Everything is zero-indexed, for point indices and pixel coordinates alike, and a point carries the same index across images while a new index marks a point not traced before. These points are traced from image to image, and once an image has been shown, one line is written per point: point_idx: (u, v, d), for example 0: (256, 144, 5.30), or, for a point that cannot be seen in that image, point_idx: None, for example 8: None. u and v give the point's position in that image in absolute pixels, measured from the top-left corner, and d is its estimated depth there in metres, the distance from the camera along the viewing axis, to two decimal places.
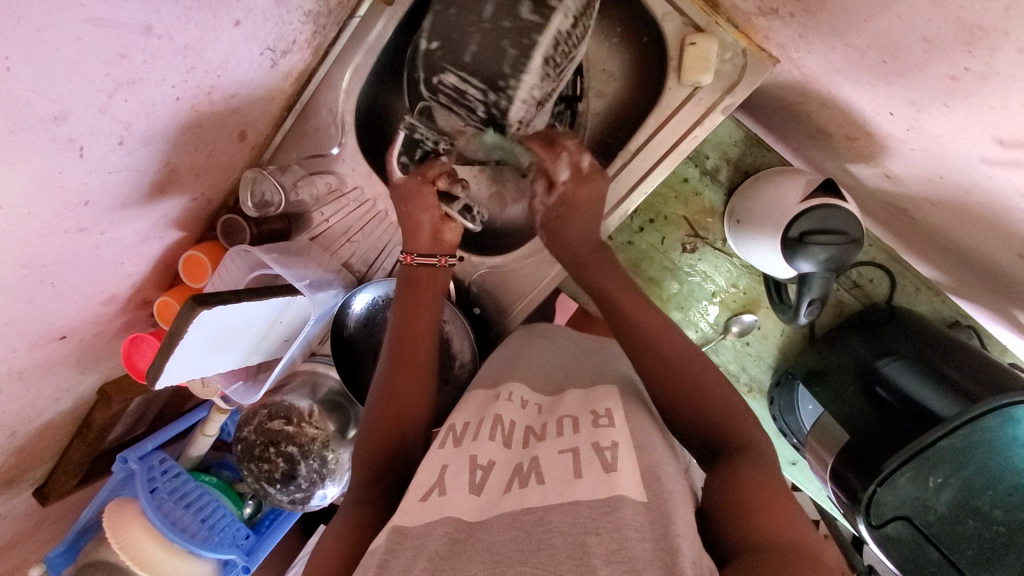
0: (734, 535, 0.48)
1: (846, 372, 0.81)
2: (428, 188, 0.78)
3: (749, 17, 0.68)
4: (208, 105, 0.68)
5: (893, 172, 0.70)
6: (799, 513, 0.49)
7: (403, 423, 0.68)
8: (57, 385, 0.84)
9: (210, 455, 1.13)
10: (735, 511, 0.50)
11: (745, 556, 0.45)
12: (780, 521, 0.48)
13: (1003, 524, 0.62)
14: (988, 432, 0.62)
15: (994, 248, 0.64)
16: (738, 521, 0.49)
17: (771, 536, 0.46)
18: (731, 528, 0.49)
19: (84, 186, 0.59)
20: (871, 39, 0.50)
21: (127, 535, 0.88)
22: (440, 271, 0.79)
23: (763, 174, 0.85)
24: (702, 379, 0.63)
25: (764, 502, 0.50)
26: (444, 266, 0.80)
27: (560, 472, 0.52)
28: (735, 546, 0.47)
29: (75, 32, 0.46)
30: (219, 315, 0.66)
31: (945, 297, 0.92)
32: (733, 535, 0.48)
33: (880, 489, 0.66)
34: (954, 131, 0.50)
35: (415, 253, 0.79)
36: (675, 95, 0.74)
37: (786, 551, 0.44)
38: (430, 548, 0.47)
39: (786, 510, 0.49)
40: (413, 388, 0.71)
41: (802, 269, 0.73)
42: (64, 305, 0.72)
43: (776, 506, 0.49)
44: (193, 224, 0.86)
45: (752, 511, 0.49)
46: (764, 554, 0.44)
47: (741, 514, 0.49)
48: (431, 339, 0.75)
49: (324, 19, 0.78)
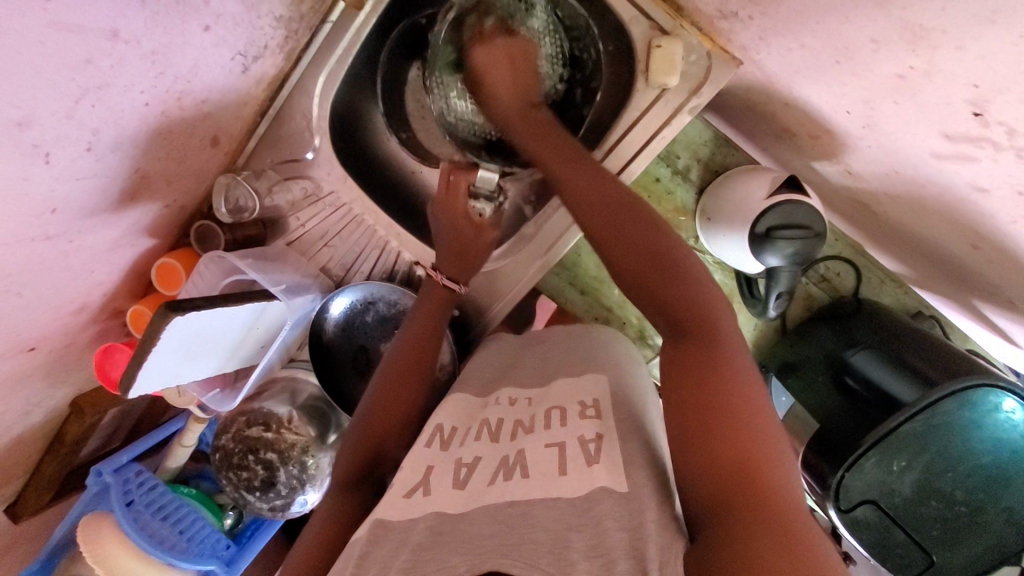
0: (697, 490, 0.47)
1: (816, 362, 0.84)
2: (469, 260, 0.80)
3: (712, 20, 0.69)
4: (178, 111, 0.68)
5: (853, 169, 0.73)
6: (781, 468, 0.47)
7: (382, 441, 0.70)
8: (28, 397, 0.82)
9: (188, 467, 1.11)
10: (701, 458, 0.48)
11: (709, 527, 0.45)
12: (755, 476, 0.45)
13: (964, 505, 0.65)
14: (948, 415, 0.64)
15: (950, 239, 0.67)
16: (709, 468, 0.47)
17: (736, 476, 0.45)
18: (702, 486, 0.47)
19: (50, 193, 0.59)
20: (825, 39, 0.51)
21: (103, 551, 0.86)
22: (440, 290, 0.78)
23: (732, 172, 0.88)
24: (675, 301, 0.56)
25: (732, 442, 0.47)
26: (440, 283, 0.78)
27: (545, 466, 0.54)
28: (705, 508, 0.46)
29: (38, 38, 0.46)
30: (192, 322, 0.65)
31: (909, 289, 0.95)
32: (696, 498, 0.47)
33: (847, 474, 0.68)
34: (906, 129, 0.53)
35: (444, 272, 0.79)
36: (644, 96, 0.76)
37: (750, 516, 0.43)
38: (414, 540, 0.48)
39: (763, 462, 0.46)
40: (402, 391, 0.72)
41: (770, 263, 0.74)
42: (35, 315, 0.71)
43: (748, 446, 0.47)
44: (166, 231, 0.85)
45: (716, 454, 0.47)
46: (730, 520, 0.43)
47: (715, 469, 0.47)
48: (424, 355, 0.74)
49: (296, 24, 0.78)
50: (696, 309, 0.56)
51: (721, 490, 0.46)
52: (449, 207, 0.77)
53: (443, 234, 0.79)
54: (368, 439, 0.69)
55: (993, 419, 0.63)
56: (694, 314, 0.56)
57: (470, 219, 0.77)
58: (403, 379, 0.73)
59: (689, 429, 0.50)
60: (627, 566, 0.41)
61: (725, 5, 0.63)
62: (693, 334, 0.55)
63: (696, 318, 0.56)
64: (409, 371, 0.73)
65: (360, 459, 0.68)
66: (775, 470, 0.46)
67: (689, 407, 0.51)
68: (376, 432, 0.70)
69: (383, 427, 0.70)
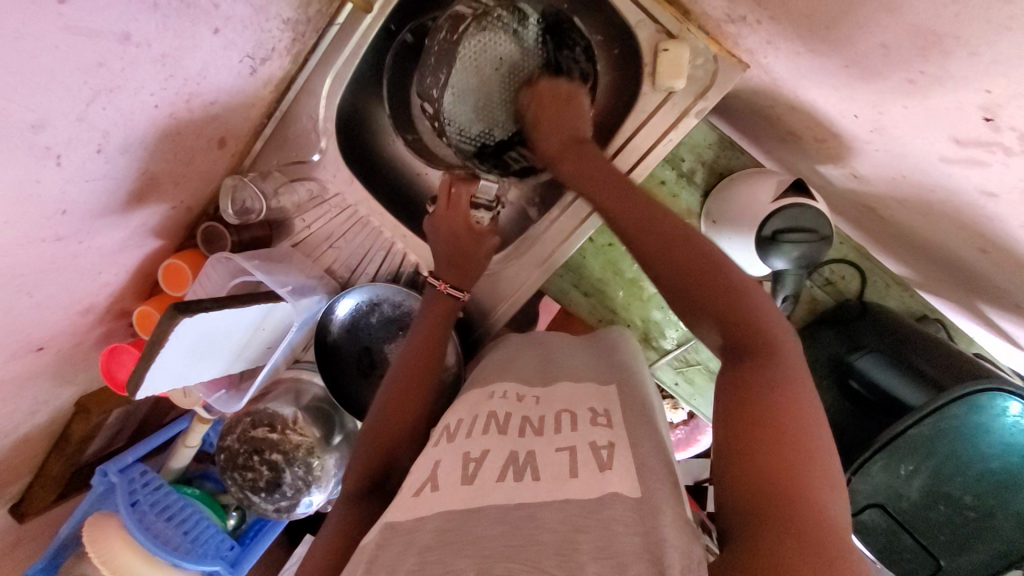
0: (735, 496, 0.46)
1: (822, 365, 0.84)
2: (468, 266, 0.80)
3: (719, 24, 0.70)
4: (187, 113, 0.68)
5: (860, 173, 0.73)
6: (829, 484, 0.44)
7: (391, 445, 0.70)
8: (34, 398, 0.83)
9: (191, 467, 1.11)
10: (744, 464, 0.46)
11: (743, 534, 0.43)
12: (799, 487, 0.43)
13: (971, 509, 0.65)
14: (955, 420, 0.63)
15: (958, 244, 0.67)
16: (751, 472, 0.46)
17: (778, 482, 0.44)
18: (738, 495, 0.46)
19: (60, 195, 0.59)
20: (833, 44, 0.52)
21: (107, 549, 0.86)
22: (442, 296, 0.78)
23: (737, 175, 0.88)
24: (736, 316, 0.55)
25: (776, 452, 0.45)
26: (444, 292, 0.78)
27: (554, 470, 0.54)
28: (738, 515, 0.45)
29: (52, 41, 0.46)
30: (200, 323, 0.65)
31: (914, 292, 0.95)
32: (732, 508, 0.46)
33: (855, 479, 0.67)
34: (916, 134, 0.53)
35: (448, 281, 0.79)
36: (650, 100, 0.76)
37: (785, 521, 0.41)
38: (420, 542, 0.48)
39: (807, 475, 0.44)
40: (410, 398, 0.72)
41: (776, 266, 0.74)
42: (43, 315, 0.71)
43: (796, 456, 0.45)
44: (173, 232, 0.85)
45: (759, 460, 0.46)
46: (769, 522, 0.41)
47: (752, 478, 0.45)
48: (432, 361, 0.75)
49: (303, 26, 0.78)
50: (753, 330, 0.55)
51: (759, 501, 0.44)
52: (447, 218, 0.78)
53: (439, 245, 0.79)
54: (378, 444, 0.70)
55: (1000, 423, 0.62)
56: (751, 332, 0.55)
57: (469, 227, 0.79)
58: (409, 383, 0.73)
59: (735, 444, 0.48)
60: (641, 567, 0.41)
61: (733, 9, 0.63)
62: (751, 357, 0.54)
63: (755, 334, 0.54)
64: (415, 381, 0.73)
65: (371, 467, 0.69)
66: (819, 485, 0.44)
67: (738, 416, 0.50)
68: (383, 437, 0.70)
69: (392, 437, 0.71)
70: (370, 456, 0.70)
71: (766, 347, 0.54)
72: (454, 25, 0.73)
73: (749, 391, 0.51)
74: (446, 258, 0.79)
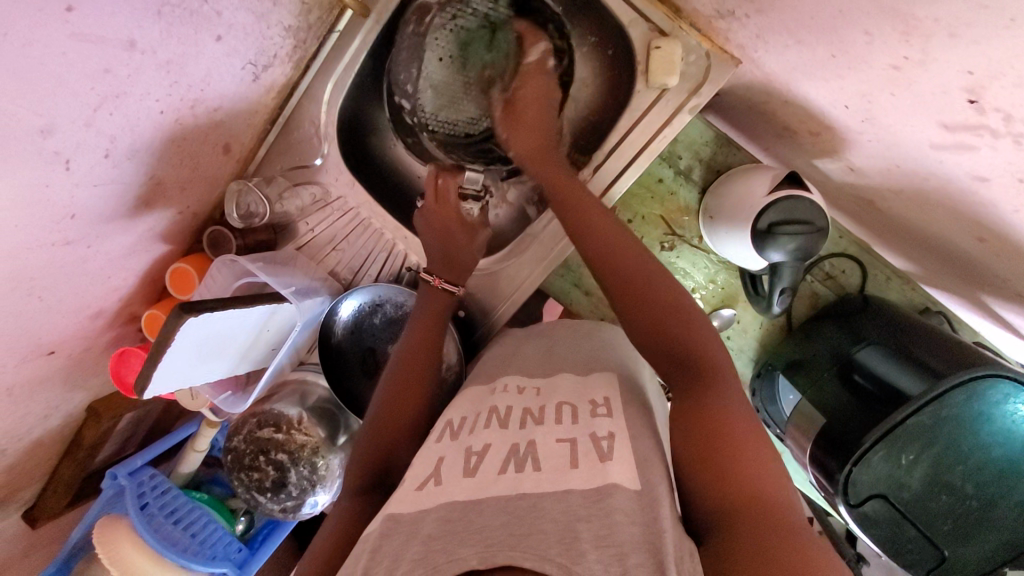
0: (707, 505, 0.49)
1: (823, 359, 0.83)
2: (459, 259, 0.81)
3: (710, 20, 0.71)
4: (192, 119, 0.70)
5: (856, 165, 0.73)
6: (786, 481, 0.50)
7: (392, 437, 0.71)
8: (46, 402, 0.84)
9: (201, 472, 1.13)
10: (711, 475, 0.50)
11: (720, 532, 0.46)
12: (760, 484, 0.48)
13: (974, 499, 0.64)
14: (955, 407, 0.64)
15: (955, 234, 0.67)
16: (716, 480, 0.49)
17: (745, 492, 0.48)
18: (709, 495, 0.49)
19: (70, 199, 0.61)
20: (819, 34, 0.52)
21: (117, 552, 0.87)
22: (434, 292, 0.78)
23: (734, 171, 0.88)
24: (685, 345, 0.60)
25: (738, 456, 0.50)
26: (439, 287, 0.78)
27: (555, 461, 0.54)
28: (711, 516, 0.48)
29: (59, 48, 0.48)
30: (205, 322, 0.66)
31: (916, 286, 0.95)
32: (704, 506, 0.49)
33: (856, 468, 0.67)
34: (904, 121, 0.53)
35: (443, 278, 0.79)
36: (645, 97, 0.77)
37: (761, 520, 0.45)
38: (424, 532, 0.49)
39: (767, 473, 0.49)
40: (409, 394, 0.73)
41: (773, 259, 0.75)
42: (53, 319, 0.73)
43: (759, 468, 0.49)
44: (180, 237, 0.87)
45: (725, 473, 0.49)
46: (737, 527, 0.45)
47: (722, 478, 0.49)
48: (430, 357, 0.76)
49: (304, 33, 0.80)
50: (703, 356, 0.59)
51: (730, 503, 0.47)
52: (439, 214, 0.81)
53: (432, 245, 0.81)
54: (381, 439, 0.71)
55: (1001, 411, 0.63)
56: (699, 359, 0.59)
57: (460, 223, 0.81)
58: (408, 376, 0.74)
59: (702, 453, 0.52)
60: (640, 560, 0.42)
61: (721, 5, 0.64)
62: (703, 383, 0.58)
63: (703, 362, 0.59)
64: (413, 376, 0.74)
65: (370, 462, 0.70)
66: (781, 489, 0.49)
67: (697, 434, 0.53)
68: (385, 430, 0.71)
69: (390, 433, 0.71)
70: (372, 451, 0.70)
71: (714, 371, 0.59)
72: (420, 16, 0.81)
73: (702, 411, 0.55)
74: (438, 248, 0.81)
